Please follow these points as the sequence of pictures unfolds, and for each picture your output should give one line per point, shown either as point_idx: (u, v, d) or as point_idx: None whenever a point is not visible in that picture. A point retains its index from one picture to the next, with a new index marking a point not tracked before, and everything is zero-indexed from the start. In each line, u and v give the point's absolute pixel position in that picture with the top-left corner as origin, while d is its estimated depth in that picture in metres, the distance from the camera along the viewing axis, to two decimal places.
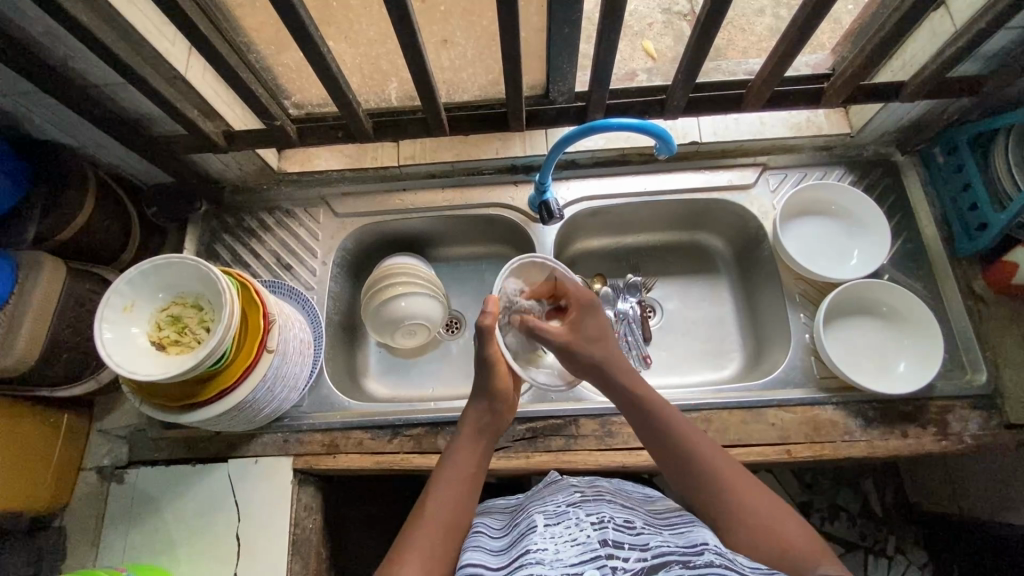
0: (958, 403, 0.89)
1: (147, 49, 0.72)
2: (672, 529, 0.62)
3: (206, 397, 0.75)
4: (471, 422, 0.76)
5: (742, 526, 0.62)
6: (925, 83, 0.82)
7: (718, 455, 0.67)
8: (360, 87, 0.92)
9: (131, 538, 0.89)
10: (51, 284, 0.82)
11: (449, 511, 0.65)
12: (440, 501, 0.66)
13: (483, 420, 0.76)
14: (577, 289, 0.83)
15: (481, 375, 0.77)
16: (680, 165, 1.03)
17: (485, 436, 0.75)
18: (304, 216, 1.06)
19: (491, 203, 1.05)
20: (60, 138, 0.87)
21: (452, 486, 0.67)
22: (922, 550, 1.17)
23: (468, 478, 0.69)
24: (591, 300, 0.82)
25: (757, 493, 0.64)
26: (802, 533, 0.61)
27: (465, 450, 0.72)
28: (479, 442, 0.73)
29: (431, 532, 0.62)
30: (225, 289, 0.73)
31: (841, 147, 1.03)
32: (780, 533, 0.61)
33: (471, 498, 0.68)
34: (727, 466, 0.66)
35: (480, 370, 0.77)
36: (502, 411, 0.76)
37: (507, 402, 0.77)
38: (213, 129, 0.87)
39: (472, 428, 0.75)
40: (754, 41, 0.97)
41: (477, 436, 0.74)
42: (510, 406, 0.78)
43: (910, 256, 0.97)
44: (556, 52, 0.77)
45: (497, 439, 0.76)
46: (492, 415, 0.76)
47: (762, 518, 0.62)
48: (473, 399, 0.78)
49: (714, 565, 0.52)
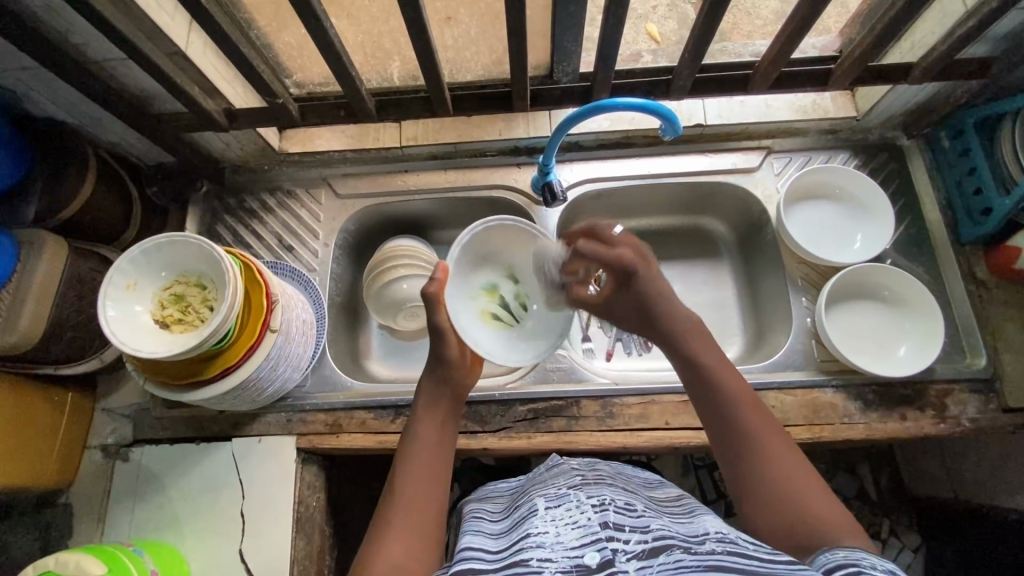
0: (957, 386, 0.89)
1: (147, 23, 0.71)
2: (684, 515, 0.62)
3: (211, 375, 0.76)
4: (428, 394, 0.73)
5: (777, 498, 0.59)
6: (934, 64, 0.81)
7: (771, 433, 0.64)
8: (363, 66, 0.91)
9: (137, 514, 0.90)
10: (54, 261, 0.82)
11: (414, 499, 0.63)
12: (409, 485, 0.64)
13: (440, 391, 0.73)
14: (623, 255, 0.77)
15: (434, 347, 0.74)
16: (684, 147, 1.03)
17: (445, 404, 0.72)
18: (305, 196, 1.05)
19: (492, 184, 1.04)
20: (59, 116, 0.86)
21: (417, 472, 0.66)
22: (915, 533, 1.19)
23: (431, 457, 0.67)
24: (642, 262, 0.77)
25: (803, 474, 0.61)
26: (838, 514, 0.57)
27: (424, 426, 0.70)
28: (438, 413, 0.71)
29: (407, 518, 0.62)
30: (228, 268, 0.73)
31: (847, 131, 1.02)
32: (816, 511, 0.58)
33: (437, 474, 0.66)
34: (776, 439, 0.63)
35: (432, 341, 0.74)
36: (456, 375, 0.73)
37: (459, 365, 0.74)
38: (214, 107, 0.86)
39: (429, 400, 0.72)
40: (759, 24, 0.96)
41: (434, 406, 0.72)
42: (466, 368, 0.75)
43: (913, 240, 0.97)
44: (562, 30, 0.76)
45: (457, 403, 0.74)
46: (447, 384, 0.73)
47: (796, 492, 0.59)
48: (427, 371, 0.75)
49: (716, 550, 0.51)
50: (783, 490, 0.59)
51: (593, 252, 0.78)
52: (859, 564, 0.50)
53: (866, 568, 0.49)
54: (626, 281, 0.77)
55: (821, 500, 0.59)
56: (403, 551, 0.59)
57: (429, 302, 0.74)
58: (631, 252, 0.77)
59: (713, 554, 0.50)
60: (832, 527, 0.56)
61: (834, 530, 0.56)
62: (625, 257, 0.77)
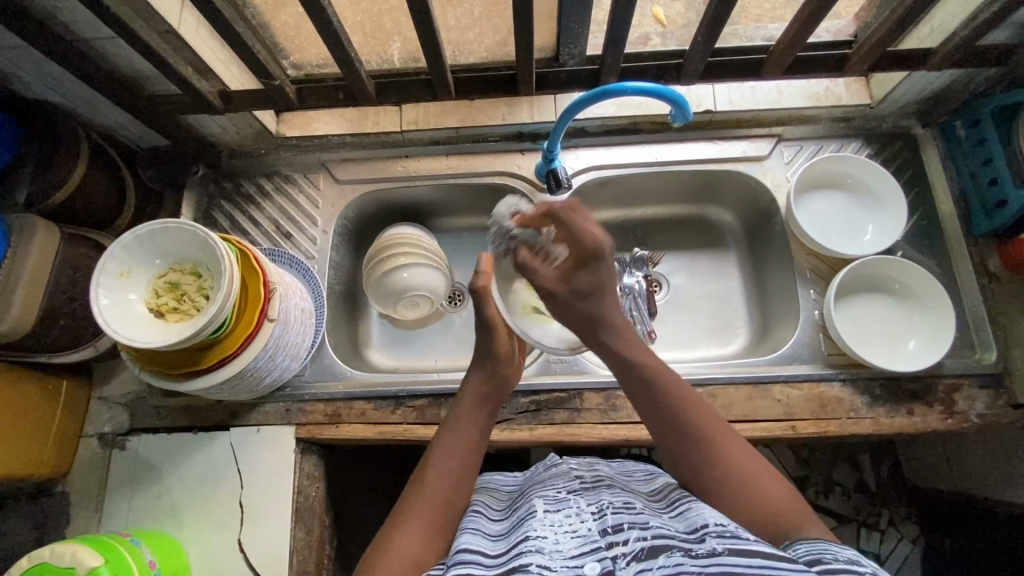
0: (966, 381, 0.88)
1: (138, 0, 0.69)
2: (671, 509, 0.60)
3: (207, 365, 0.74)
4: (473, 390, 0.74)
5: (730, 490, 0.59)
6: (954, 50, 0.79)
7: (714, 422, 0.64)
8: (362, 47, 0.88)
9: (135, 503, 0.89)
10: (46, 246, 0.80)
11: (450, 486, 0.63)
12: (443, 467, 0.65)
13: (484, 390, 0.74)
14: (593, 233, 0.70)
15: (481, 342, 0.77)
16: (693, 134, 1.00)
17: (488, 405, 0.74)
18: (304, 182, 1.03)
19: (495, 171, 1.02)
20: (49, 97, 0.84)
21: (456, 457, 0.66)
22: (913, 524, 1.18)
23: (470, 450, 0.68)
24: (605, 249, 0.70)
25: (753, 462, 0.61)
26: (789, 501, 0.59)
27: (466, 419, 0.71)
28: (482, 409, 0.73)
29: (433, 501, 0.62)
30: (223, 255, 0.71)
31: (860, 119, 1.00)
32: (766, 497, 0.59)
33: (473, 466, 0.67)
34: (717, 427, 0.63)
35: (481, 335, 0.77)
36: (503, 376, 0.75)
37: (507, 363, 0.77)
38: (209, 89, 0.84)
39: (473, 397, 0.74)
40: (767, 8, 0.92)
41: (479, 403, 0.73)
42: (510, 369, 0.77)
43: (926, 232, 0.95)
44: (569, 11, 0.73)
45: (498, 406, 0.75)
46: (494, 383, 0.75)
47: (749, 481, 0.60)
48: (474, 368, 0.77)
49: (718, 552, 0.49)
50: (737, 481, 0.60)
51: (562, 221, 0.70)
52: (822, 557, 0.49)
53: (829, 560, 0.48)
54: (587, 264, 0.71)
55: (775, 487, 0.60)
56: (421, 537, 0.59)
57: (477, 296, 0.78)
58: (591, 242, 0.69)
59: (713, 553, 0.49)
60: (788, 516, 0.57)
61: (791, 521, 0.56)
62: (590, 235, 0.69)
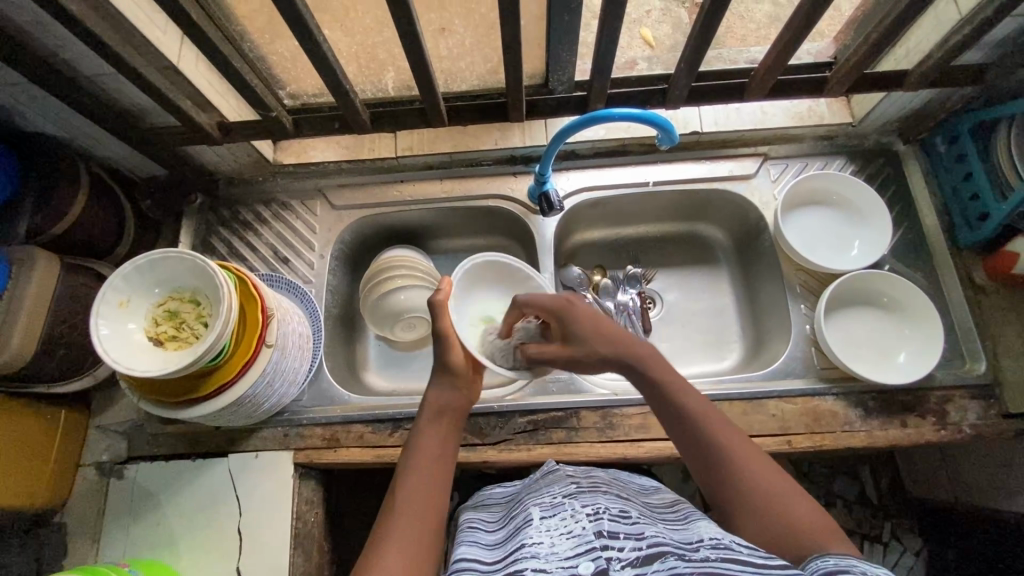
0: (958, 392, 0.89)
1: (138, 38, 0.71)
2: (679, 522, 0.61)
3: (206, 393, 0.75)
4: (432, 404, 0.72)
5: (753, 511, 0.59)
6: (930, 71, 0.81)
7: (744, 445, 0.63)
8: (356, 77, 0.90)
9: (132, 533, 0.88)
10: (46, 278, 0.81)
11: (422, 510, 0.61)
12: (412, 491, 0.63)
13: (444, 400, 0.73)
14: (548, 297, 0.76)
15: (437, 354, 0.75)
16: (681, 154, 1.02)
17: (450, 417, 0.72)
18: (300, 208, 1.05)
19: (488, 194, 1.04)
20: (51, 132, 0.86)
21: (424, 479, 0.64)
22: (916, 536, 1.18)
23: (436, 464, 0.66)
24: (567, 302, 0.74)
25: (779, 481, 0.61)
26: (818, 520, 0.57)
27: (428, 435, 0.69)
28: (444, 423, 0.71)
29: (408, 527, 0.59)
30: (222, 283, 0.72)
31: (843, 137, 1.02)
32: (793, 518, 0.58)
33: (443, 482, 0.65)
34: (748, 452, 0.63)
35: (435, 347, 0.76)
36: (463, 388, 0.73)
37: (464, 378, 0.74)
38: (207, 121, 0.85)
39: (433, 409, 0.72)
40: (753, 28, 0.97)
41: (440, 416, 0.71)
42: (472, 382, 0.76)
43: (911, 245, 0.97)
44: (556, 40, 0.76)
45: (461, 416, 0.73)
46: (453, 396, 0.73)
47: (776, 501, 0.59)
48: (433, 381, 0.75)
49: (710, 558, 0.50)
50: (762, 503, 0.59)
51: (526, 301, 0.76)
52: (846, 569, 0.50)
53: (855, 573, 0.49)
54: (558, 318, 0.74)
55: (803, 508, 0.58)
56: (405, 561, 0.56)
57: (434, 310, 0.78)
58: (559, 300, 0.75)
59: (707, 560, 0.49)
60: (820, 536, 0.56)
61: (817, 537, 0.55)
62: (557, 299, 0.75)
